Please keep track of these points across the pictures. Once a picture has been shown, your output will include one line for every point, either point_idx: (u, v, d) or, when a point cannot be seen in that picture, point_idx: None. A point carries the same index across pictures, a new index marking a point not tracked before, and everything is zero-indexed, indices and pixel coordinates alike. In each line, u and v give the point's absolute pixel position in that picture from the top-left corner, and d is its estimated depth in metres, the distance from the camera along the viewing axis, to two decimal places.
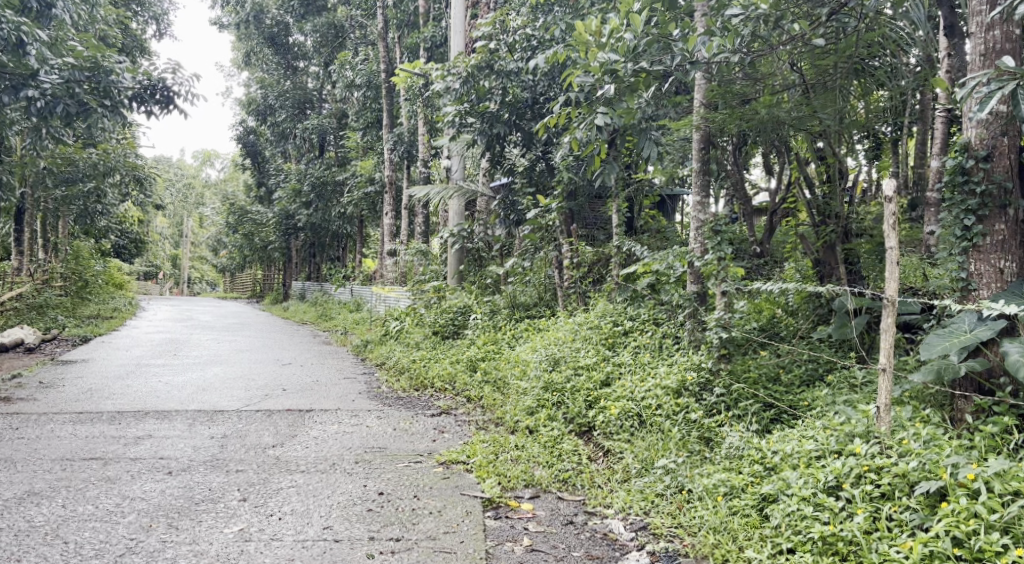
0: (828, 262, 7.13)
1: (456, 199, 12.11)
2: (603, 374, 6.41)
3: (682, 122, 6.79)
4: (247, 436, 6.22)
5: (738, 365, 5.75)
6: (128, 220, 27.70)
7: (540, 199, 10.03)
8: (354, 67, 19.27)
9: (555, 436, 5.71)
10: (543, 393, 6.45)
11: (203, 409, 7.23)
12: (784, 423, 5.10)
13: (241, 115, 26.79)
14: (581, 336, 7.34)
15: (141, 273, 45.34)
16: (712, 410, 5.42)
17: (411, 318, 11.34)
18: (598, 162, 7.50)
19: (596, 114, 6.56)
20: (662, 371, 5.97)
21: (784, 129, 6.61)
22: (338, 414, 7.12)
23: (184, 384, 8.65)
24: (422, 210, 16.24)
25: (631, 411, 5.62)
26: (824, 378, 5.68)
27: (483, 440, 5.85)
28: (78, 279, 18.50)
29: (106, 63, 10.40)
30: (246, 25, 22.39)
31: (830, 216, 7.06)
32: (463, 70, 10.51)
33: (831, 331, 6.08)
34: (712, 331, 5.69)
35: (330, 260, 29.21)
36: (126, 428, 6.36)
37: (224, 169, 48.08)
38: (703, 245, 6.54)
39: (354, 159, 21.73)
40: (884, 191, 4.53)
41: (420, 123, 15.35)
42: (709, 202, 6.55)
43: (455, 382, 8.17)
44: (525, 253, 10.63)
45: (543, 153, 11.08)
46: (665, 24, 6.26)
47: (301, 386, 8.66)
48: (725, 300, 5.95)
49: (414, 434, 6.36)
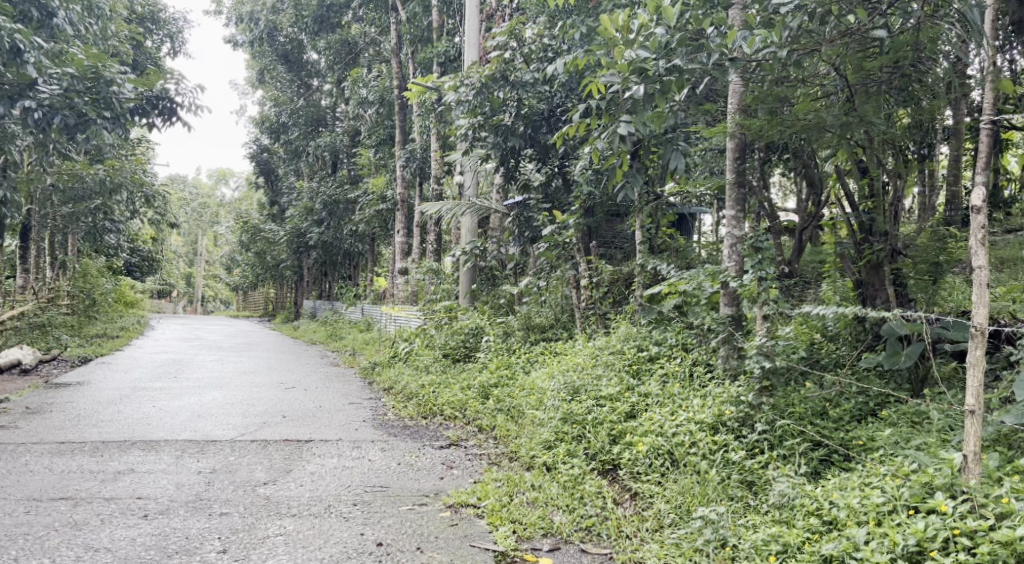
0: (872, 283, 6.50)
1: (469, 216, 11.62)
2: (627, 405, 5.83)
3: (716, 129, 6.26)
4: (237, 471, 5.68)
5: (780, 400, 5.16)
6: (139, 237, 27.43)
7: (556, 215, 9.50)
8: (366, 84, 18.90)
9: (575, 475, 5.14)
10: (562, 426, 5.87)
11: (195, 439, 6.70)
12: (838, 467, 4.52)
13: (254, 134, 26.55)
14: (602, 361, 6.77)
15: (154, 292, 45.16)
16: (753, 449, 4.85)
17: (420, 340, 10.82)
18: (620, 175, 7.18)
19: (619, 123, 6.51)
20: (695, 404, 5.39)
21: (825, 140, 6.04)
22: (339, 445, 6.56)
23: (179, 410, 8.12)
24: (434, 228, 15.71)
25: (661, 449, 5.05)
26: (877, 414, 5.09)
27: (496, 479, 5.30)
28: (85, 298, 18.11)
29: (107, 72, 9.94)
30: (260, 42, 22.04)
31: (876, 232, 6.49)
32: (476, 79, 9.98)
33: (882, 359, 5.49)
34: (752, 360, 5.09)
35: (342, 279, 28.77)
36: (107, 460, 5.83)
37: (239, 188, 48.05)
38: (740, 263, 6.00)
39: (367, 176, 21.30)
40: (975, 199, 3.94)
41: (433, 139, 14.86)
42: (745, 217, 6.10)
43: (465, 410, 7.60)
44: (541, 272, 10.05)
45: (560, 168, 10.58)
46: (698, 22, 5.74)
47: (303, 412, 8.12)
48: (766, 324, 5.37)
49: (421, 469, 5.79)
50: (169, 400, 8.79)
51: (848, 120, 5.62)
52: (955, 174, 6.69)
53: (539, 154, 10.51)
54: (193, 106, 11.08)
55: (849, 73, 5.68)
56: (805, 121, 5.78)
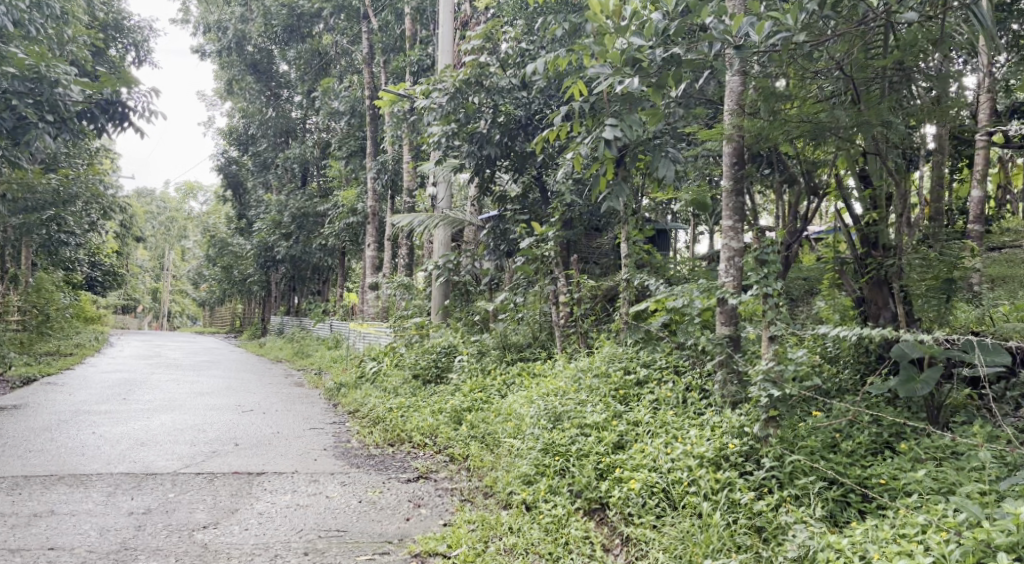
0: (875, 301, 6.01)
1: (443, 228, 11.01)
2: (615, 435, 5.24)
3: (709, 132, 5.76)
4: (176, 511, 5.03)
5: (788, 431, 4.63)
6: (99, 251, 26.38)
7: (535, 227, 8.92)
8: (338, 94, 18.23)
9: (559, 517, 4.57)
10: (543, 458, 5.26)
11: (133, 472, 6.00)
12: (860, 510, 4.00)
13: (222, 146, 25.69)
14: (585, 385, 6.18)
15: (117, 307, 43.86)
16: (760, 488, 4.30)
17: (390, 359, 10.17)
18: (605, 185, 6.57)
19: (605, 127, 6.01)
20: (692, 435, 4.84)
21: (826, 145, 5.56)
22: (295, 479, 5.90)
23: (121, 438, 7.40)
24: (405, 242, 15.09)
25: (655, 486, 4.50)
26: (895, 447, 4.57)
27: (470, 521, 4.72)
28: (36, 313, 17.18)
29: (52, 73, 9.12)
30: (228, 52, 20.83)
31: (880, 246, 6.00)
32: (450, 83, 9.42)
33: (895, 386, 4.88)
34: (758, 388, 4.55)
35: (312, 294, 27.94)
36: (24, 501, 5.14)
37: (208, 203, 46.90)
38: (738, 278, 5.57)
39: (337, 189, 20.59)
40: None
41: (406, 149, 14.26)
42: (743, 228, 5.60)
43: (436, 436, 6.98)
44: (517, 289, 9.47)
45: (538, 177, 10.06)
46: (696, 8, 5.22)
47: (258, 440, 7.43)
48: (775, 346, 4.79)
49: (386, 508, 5.15)
50: (112, 426, 8.06)
51: (860, 120, 5.18)
52: (940, 189, 6.19)
53: (516, 165, 9.97)
54: (147, 112, 10.37)
55: (854, 70, 5.22)
56: (812, 121, 5.31)
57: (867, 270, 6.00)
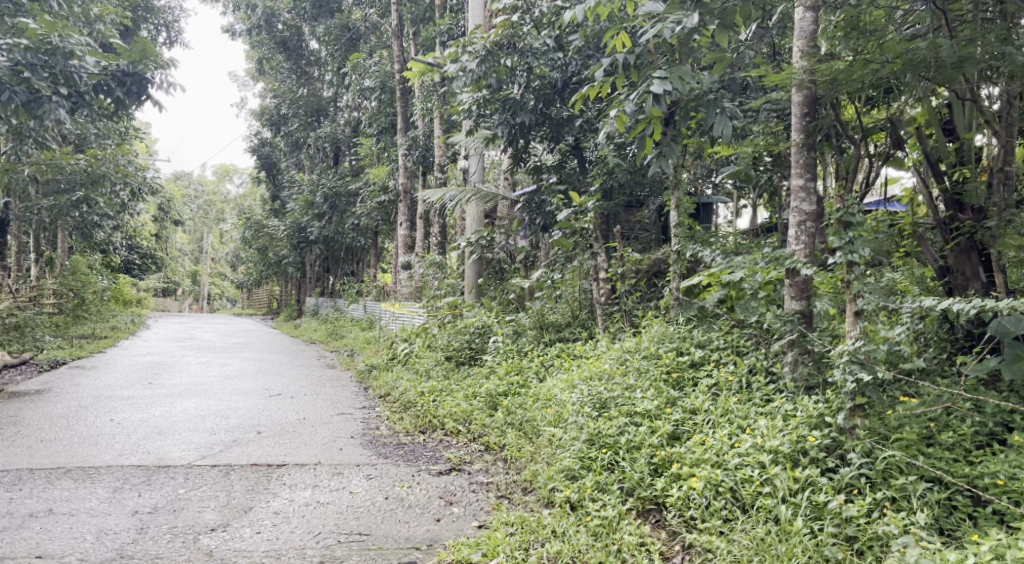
0: (961, 271, 5.20)
1: (475, 203, 10.45)
2: (669, 425, 4.64)
3: (775, 80, 5.09)
4: (185, 510, 4.56)
5: (877, 422, 4.02)
6: (134, 235, 26.23)
7: (573, 198, 8.22)
8: (367, 69, 17.60)
9: (609, 519, 3.99)
10: (588, 449, 4.67)
11: (145, 465, 5.56)
12: (974, 526, 3.44)
13: (254, 126, 25.33)
14: (633, 368, 5.56)
15: (157, 291, 44.03)
16: (848, 489, 3.76)
17: (422, 340, 9.67)
18: (650, 146, 5.84)
19: (653, 80, 5.37)
20: (761, 426, 4.23)
21: (910, 88, 4.85)
22: (319, 471, 5.43)
23: (136, 426, 6.97)
24: (438, 220, 14.49)
25: (722, 486, 3.90)
26: (1004, 441, 3.92)
27: (510, 521, 4.17)
28: (74, 295, 16.95)
29: (67, 43, 8.53)
30: (258, 30, 20.75)
31: (967, 207, 5.22)
32: (480, 45, 8.55)
33: (994, 364, 4.21)
34: (843, 372, 3.95)
35: (345, 275, 27.56)
36: (22, 499, 4.71)
37: (244, 185, 46.78)
38: (808, 246, 5.02)
39: (368, 166, 20.09)
40: None
41: (437, 123, 13.62)
42: (817, 185, 5.03)
43: (471, 423, 6.44)
44: (554, 264, 8.83)
45: (574, 145, 9.53)
46: None
47: (281, 427, 6.96)
48: (861, 322, 4.33)
49: (417, 506, 4.65)
50: (131, 412, 7.65)
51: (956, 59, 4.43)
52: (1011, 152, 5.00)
53: (553, 133, 9.36)
54: (166, 84, 9.94)
55: None
56: (900, 60, 4.59)
57: (951, 234, 5.21)
